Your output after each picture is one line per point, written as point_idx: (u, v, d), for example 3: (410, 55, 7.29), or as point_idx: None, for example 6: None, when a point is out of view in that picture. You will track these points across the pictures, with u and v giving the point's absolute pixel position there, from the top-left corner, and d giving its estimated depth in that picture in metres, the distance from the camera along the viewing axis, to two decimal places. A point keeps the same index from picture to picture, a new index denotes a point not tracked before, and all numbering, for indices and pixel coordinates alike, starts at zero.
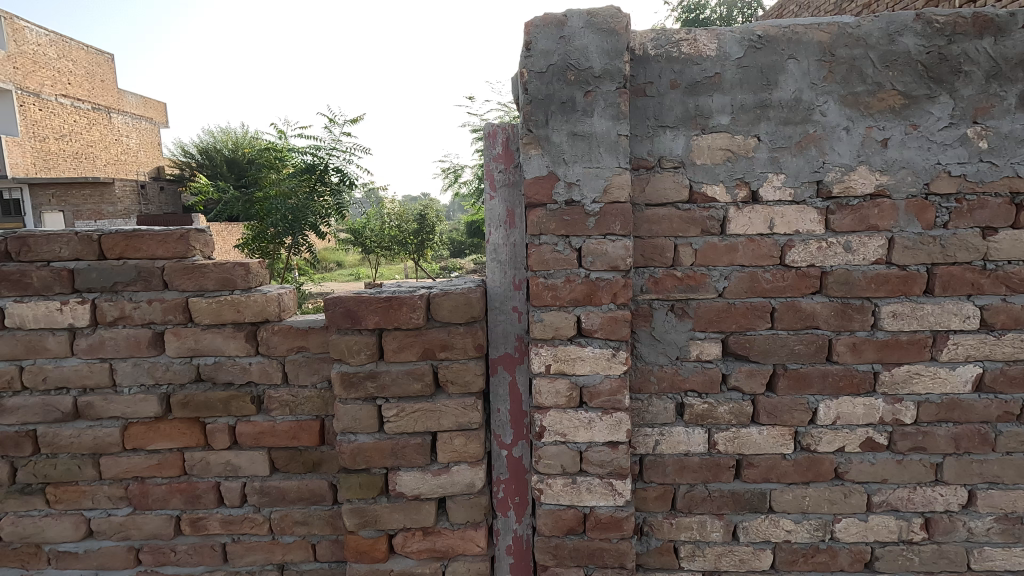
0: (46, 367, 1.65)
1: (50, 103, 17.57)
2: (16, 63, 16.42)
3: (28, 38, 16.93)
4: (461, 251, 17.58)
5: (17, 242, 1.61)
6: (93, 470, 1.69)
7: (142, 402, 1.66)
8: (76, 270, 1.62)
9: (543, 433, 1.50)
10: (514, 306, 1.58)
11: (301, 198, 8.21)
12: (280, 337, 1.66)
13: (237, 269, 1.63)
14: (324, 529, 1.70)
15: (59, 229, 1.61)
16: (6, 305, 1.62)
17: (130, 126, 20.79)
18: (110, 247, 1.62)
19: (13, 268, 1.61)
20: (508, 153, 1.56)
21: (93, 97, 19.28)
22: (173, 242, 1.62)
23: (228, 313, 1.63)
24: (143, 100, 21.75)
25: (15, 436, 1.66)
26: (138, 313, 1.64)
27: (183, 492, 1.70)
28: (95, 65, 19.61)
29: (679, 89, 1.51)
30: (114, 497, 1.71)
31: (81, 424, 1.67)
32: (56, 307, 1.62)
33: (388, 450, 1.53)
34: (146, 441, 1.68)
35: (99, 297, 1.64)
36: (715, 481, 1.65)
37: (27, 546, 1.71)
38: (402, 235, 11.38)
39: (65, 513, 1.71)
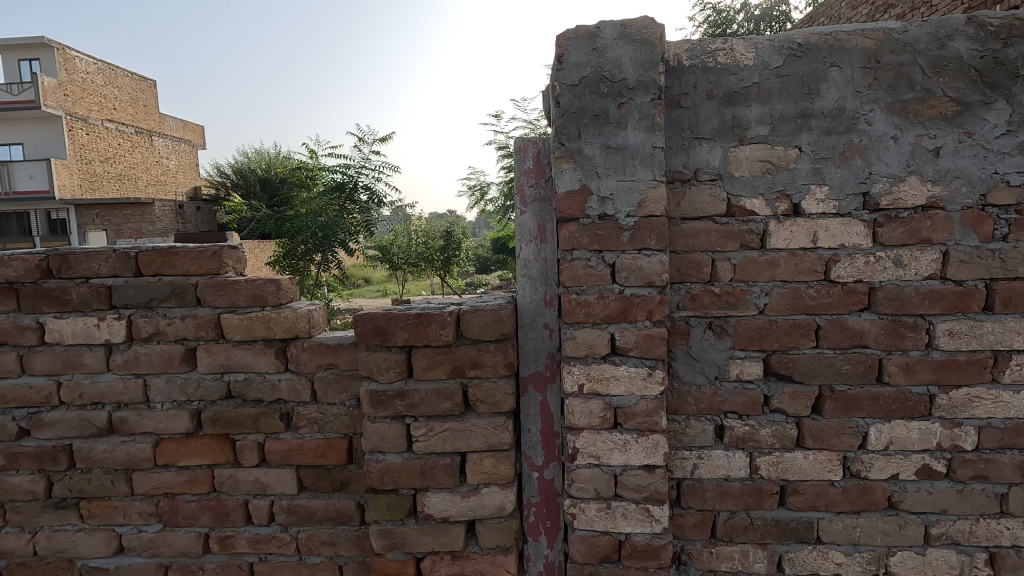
0: (83, 383, 1.67)
1: (97, 128, 18.39)
2: (66, 91, 17.24)
3: (78, 66, 17.76)
4: (487, 267, 17.73)
5: (58, 260, 1.65)
6: (125, 485, 1.70)
7: (174, 418, 1.67)
8: (113, 286, 1.65)
9: (575, 455, 1.45)
10: (545, 323, 1.54)
11: (332, 215, 8.38)
12: (310, 354, 1.65)
13: (268, 286, 1.63)
14: (351, 550, 1.66)
15: (98, 246, 1.65)
16: (46, 322, 1.66)
17: (170, 148, 21.67)
18: (147, 264, 1.64)
19: (54, 284, 1.65)
20: (539, 168, 1.53)
21: (136, 121, 20.12)
22: (206, 258, 1.64)
23: (259, 329, 1.63)
24: (182, 124, 22.67)
25: (53, 450, 1.69)
26: (172, 329, 1.65)
27: (212, 509, 1.69)
28: (139, 91, 20.52)
29: (715, 100, 1.47)
30: (145, 513, 1.71)
31: (115, 439, 1.69)
32: (94, 323, 1.65)
33: (417, 471, 1.49)
34: (177, 457, 1.68)
35: (135, 313, 1.66)
36: (758, 508, 1.56)
37: (61, 561, 1.73)
38: (428, 252, 11.41)
39: (97, 529, 1.71)
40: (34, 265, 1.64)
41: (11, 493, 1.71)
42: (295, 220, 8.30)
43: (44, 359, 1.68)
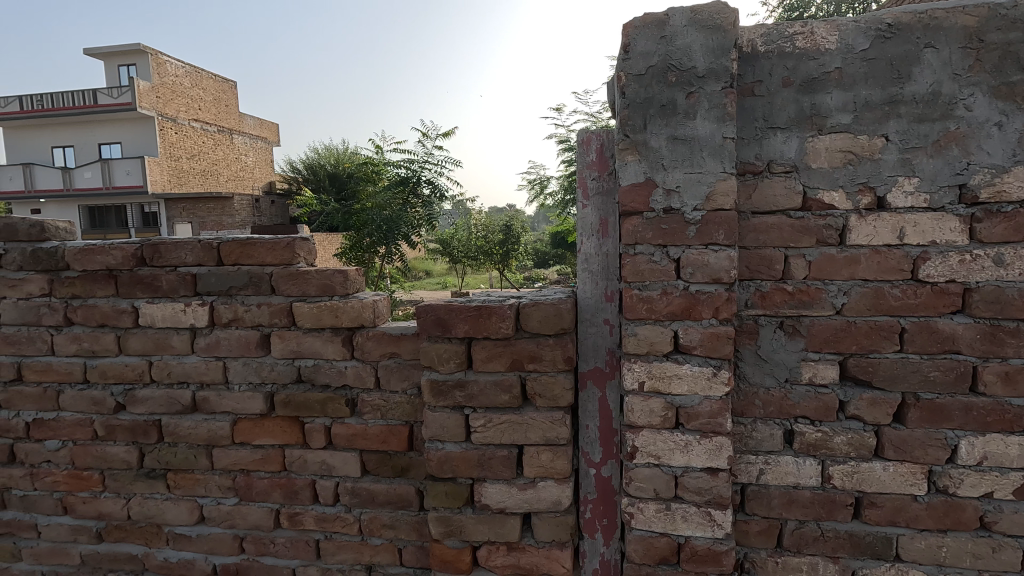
0: (171, 363, 1.81)
1: (185, 127, 19.77)
2: (159, 93, 18.63)
3: (169, 70, 19.15)
4: (545, 261, 17.72)
5: (151, 249, 1.79)
6: (206, 460, 1.83)
7: (249, 399, 1.77)
8: (198, 274, 1.77)
9: (634, 454, 1.42)
10: (606, 318, 1.51)
11: (395, 209, 8.61)
12: (374, 343, 1.70)
13: (337, 276, 1.69)
14: (410, 534, 1.71)
15: (186, 237, 1.78)
16: (141, 306, 1.81)
17: (248, 145, 23.01)
18: (228, 253, 1.75)
19: (147, 272, 1.80)
20: (602, 160, 1.50)
21: (219, 120, 21.47)
22: (281, 249, 1.72)
23: (328, 318, 1.70)
24: (260, 122, 23.99)
25: (145, 424, 1.84)
26: (249, 315, 1.75)
27: (282, 487, 1.79)
28: (222, 92, 21.88)
29: (792, 87, 1.39)
30: (223, 487, 1.83)
31: (198, 417, 1.82)
32: (181, 308, 1.78)
33: (475, 461, 1.51)
34: (252, 436, 1.79)
35: (217, 300, 1.77)
36: (830, 519, 1.48)
37: (151, 525, 1.88)
38: (488, 246, 11.51)
39: (182, 498, 1.86)
40: (131, 253, 1.79)
41: (110, 461, 1.88)
42: (361, 214, 8.62)
43: (138, 341, 1.83)
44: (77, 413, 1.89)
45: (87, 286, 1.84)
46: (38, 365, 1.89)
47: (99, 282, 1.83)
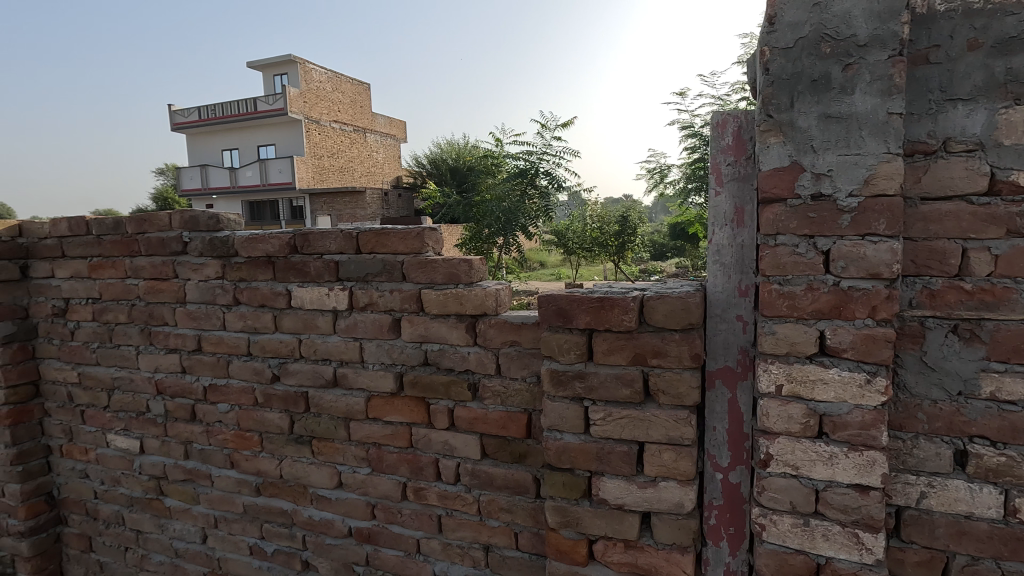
0: (317, 341, 2.00)
1: (327, 128, 21.74)
2: (306, 98, 20.68)
3: (315, 77, 21.16)
4: (662, 254, 17.10)
5: (301, 238, 1.98)
6: (344, 431, 2.00)
7: (382, 378, 1.91)
8: (340, 261, 1.93)
9: (768, 462, 1.32)
10: (739, 314, 1.41)
11: (514, 200, 8.75)
12: (496, 330, 1.74)
13: (462, 265, 1.75)
14: (526, 520, 1.74)
15: (330, 227, 1.95)
16: (293, 289, 2.01)
17: (379, 143, 24.77)
18: (365, 243, 1.89)
19: (298, 259, 2.00)
20: (739, 144, 1.39)
21: (355, 120, 23.33)
22: (412, 238, 1.82)
23: (453, 305, 1.77)
24: (390, 121, 25.70)
25: (295, 394, 2.05)
26: (383, 300, 1.88)
27: (409, 462, 1.90)
28: (358, 94, 23.73)
29: (980, 50, 1.19)
30: (358, 457, 1.99)
31: (338, 391, 1.99)
32: (325, 292, 1.96)
33: (594, 454, 1.49)
34: (384, 413, 1.92)
35: (355, 285, 1.92)
36: (1011, 559, 1.26)
37: (298, 485, 2.11)
38: (603, 237, 11.30)
39: (324, 464, 2.05)
40: (285, 242, 2.00)
41: (267, 425, 2.14)
42: (482, 205, 8.88)
43: (290, 320, 2.04)
44: (242, 381, 2.16)
45: (251, 271, 2.09)
46: (213, 338, 2.19)
47: (260, 267, 2.07)
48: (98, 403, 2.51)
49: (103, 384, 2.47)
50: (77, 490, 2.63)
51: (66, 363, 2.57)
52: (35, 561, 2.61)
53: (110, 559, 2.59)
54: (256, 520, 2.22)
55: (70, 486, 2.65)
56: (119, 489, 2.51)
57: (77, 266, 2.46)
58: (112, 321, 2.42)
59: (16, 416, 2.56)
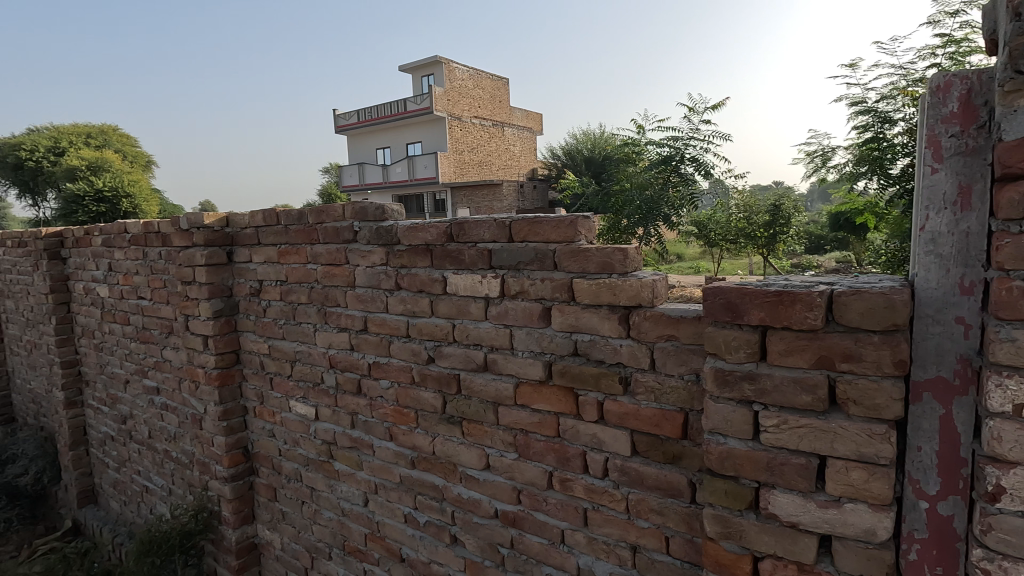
0: (470, 326, 2.07)
1: (468, 124, 22.78)
2: (450, 97, 21.86)
3: (458, 76, 22.29)
4: (819, 247, 15.43)
5: (458, 227, 2.07)
6: (493, 415, 2.05)
7: (531, 366, 1.91)
8: (493, 249, 1.98)
9: (997, 496, 1.09)
10: (959, 316, 1.18)
11: (656, 189, 8.56)
12: (651, 323, 1.65)
13: (617, 254, 1.69)
14: (679, 525, 1.65)
15: (484, 216, 2.00)
16: (448, 275, 2.11)
17: (516, 136, 25.44)
18: (518, 231, 1.91)
19: (454, 247, 2.08)
20: (968, 111, 1.15)
21: (494, 115, 24.14)
22: (565, 227, 1.80)
23: (606, 295, 1.72)
24: (527, 114, 26.21)
25: (448, 376, 2.15)
26: (534, 289, 1.88)
27: (556, 452, 1.90)
28: (497, 90, 24.52)
29: None
30: (505, 442, 2.04)
31: (488, 376, 2.04)
32: (479, 279, 2.02)
33: (763, 464, 1.35)
34: (532, 400, 1.93)
35: (507, 273, 1.95)
36: None
37: (449, 462, 2.22)
38: (751, 228, 10.27)
39: (473, 445, 2.13)
40: (443, 230, 2.10)
41: (422, 404, 2.27)
42: (622, 195, 8.93)
43: (445, 305, 2.14)
44: (401, 361, 2.32)
45: (411, 258, 2.23)
46: (377, 319, 2.38)
47: (419, 255, 2.20)
48: (283, 372, 2.86)
49: (287, 357, 2.81)
50: (265, 446, 3.04)
51: (260, 337, 2.97)
52: (235, 502, 3.08)
53: (290, 509, 2.96)
54: (410, 491, 2.38)
55: (261, 442, 3.07)
56: (298, 449, 2.85)
57: (269, 252, 2.82)
58: (295, 301, 2.74)
59: (224, 378, 3.03)
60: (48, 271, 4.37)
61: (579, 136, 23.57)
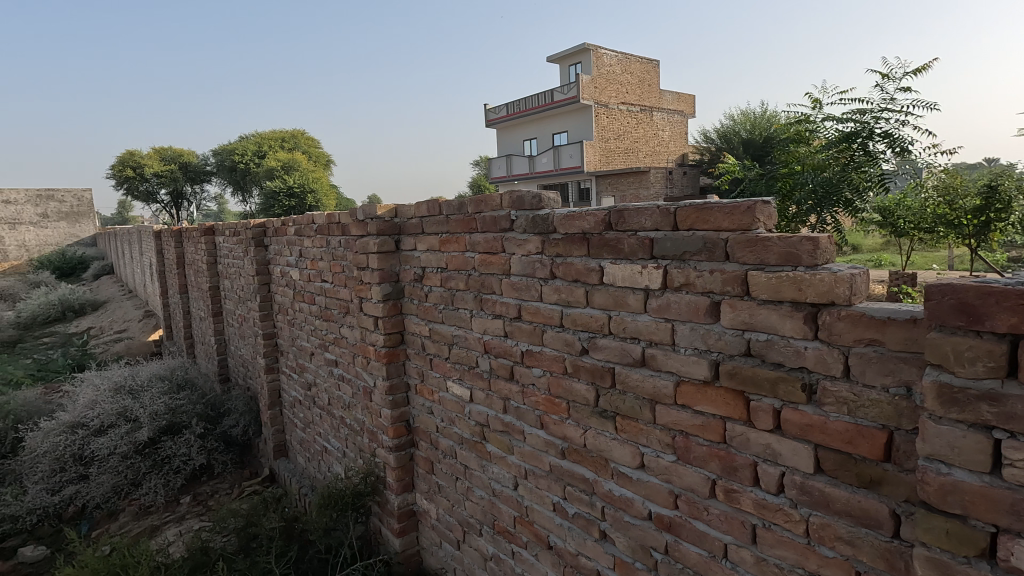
0: (627, 319, 1.98)
1: (615, 111, 22.31)
2: (597, 84, 21.58)
3: (606, 62, 21.91)
4: None
5: (617, 215, 1.99)
6: (649, 413, 1.95)
7: (694, 365, 1.77)
8: (655, 238, 1.87)
9: None
10: None
11: (835, 170, 7.63)
12: (847, 324, 1.41)
13: (804, 244, 1.48)
14: (875, 561, 1.41)
15: (646, 203, 1.90)
16: (605, 265, 2.04)
17: (666, 120, 24.39)
18: (684, 219, 1.78)
19: (612, 236, 2.01)
20: None
21: (643, 99, 23.35)
22: (740, 214, 1.63)
23: (788, 290, 1.52)
24: (678, 96, 24.91)
25: (603, 369, 2.09)
26: (701, 281, 1.74)
27: (720, 459, 1.74)
28: (647, 73, 23.63)
29: None
30: (663, 442, 1.92)
31: (645, 372, 1.94)
32: (638, 270, 1.92)
33: (1005, 505, 1.09)
34: (695, 401, 1.79)
35: (670, 264, 1.83)
36: None
37: (601, 457, 2.16)
38: (954, 215, 8.52)
39: (626, 442, 2.05)
40: (601, 219, 2.04)
41: (574, 395, 2.24)
42: (794, 176, 7.90)
43: (601, 296, 2.08)
44: (554, 350, 2.31)
45: (567, 247, 2.20)
46: (531, 308, 2.39)
47: (576, 244, 2.16)
48: (441, 354, 3.03)
49: (446, 340, 2.97)
50: (425, 422, 3.26)
51: (422, 320, 3.18)
52: (398, 471, 3.35)
53: (445, 483, 3.15)
54: (560, 481, 2.38)
55: (420, 418, 3.29)
56: (453, 428, 3.01)
57: (432, 240, 2.99)
58: (453, 287, 2.87)
59: (390, 356, 3.29)
60: (255, 256, 5.15)
61: (737, 117, 21.84)
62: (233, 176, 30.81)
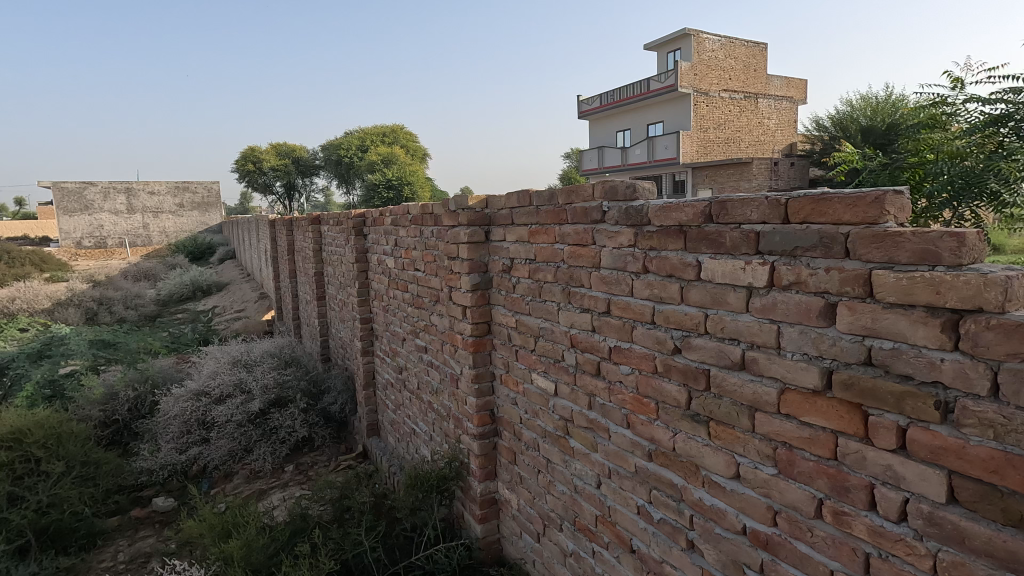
0: (726, 318, 1.85)
1: (716, 99, 21.23)
2: (697, 71, 20.66)
3: (707, 47, 20.95)
4: None
5: (719, 206, 1.86)
6: (748, 421, 1.81)
7: (803, 371, 1.61)
8: (761, 232, 1.72)
9: None
10: None
11: (979, 159, 6.75)
12: (998, 336, 1.21)
13: (946, 240, 1.29)
14: None
15: (752, 194, 1.75)
16: (703, 260, 1.91)
17: (772, 108, 22.93)
18: (797, 211, 1.62)
19: (713, 229, 1.88)
20: None
21: (747, 86, 22.11)
22: (865, 205, 1.45)
23: (923, 293, 1.33)
24: (787, 81, 23.25)
25: (697, 370, 1.97)
26: (814, 280, 1.57)
27: (830, 477, 1.57)
28: (752, 57, 22.29)
29: None
30: (762, 453, 1.78)
31: (745, 376, 1.80)
32: (740, 266, 1.78)
33: None
34: (801, 411, 1.63)
35: (779, 260, 1.67)
36: None
37: (691, 463, 2.05)
38: None
39: (720, 450, 1.92)
40: (701, 211, 1.92)
41: (664, 396, 2.13)
42: (927, 167, 7.13)
43: (697, 293, 1.95)
44: (643, 348, 2.21)
45: (662, 240, 2.09)
46: (621, 303, 2.31)
47: (671, 237, 2.04)
48: (527, 346, 3.02)
49: (532, 332, 2.95)
50: (509, 413, 3.27)
51: (509, 311, 3.18)
52: (481, 459, 3.40)
53: (527, 475, 3.15)
54: (645, 484, 2.28)
55: (505, 408, 3.31)
56: (537, 420, 2.99)
57: (521, 231, 2.98)
58: (541, 279, 2.84)
59: (477, 346, 3.34)
60: (355, 245, 5.44)
61: (856, 102, 19.99)
62: (339, 169, 32.87)
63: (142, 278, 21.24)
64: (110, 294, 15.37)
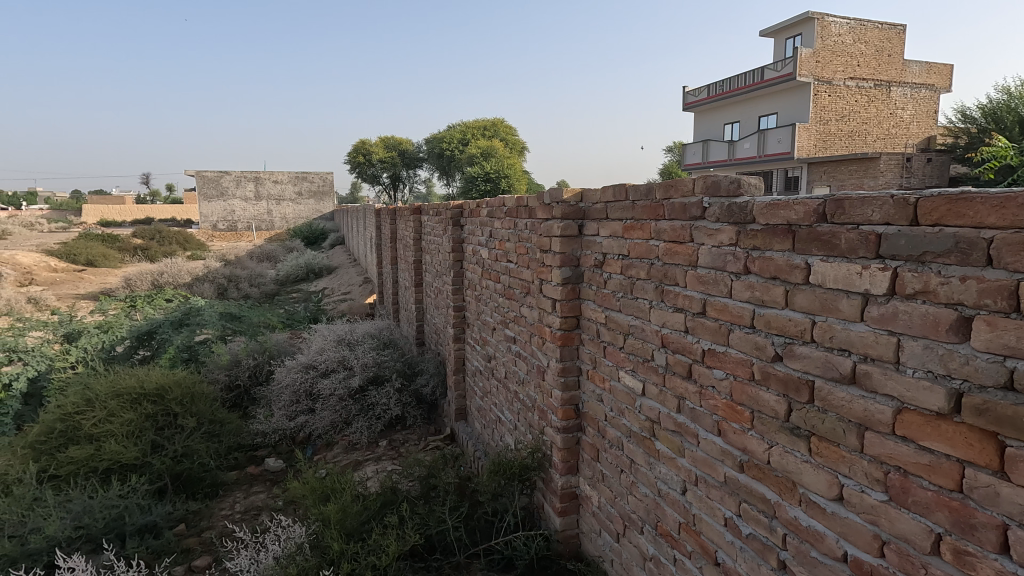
0: (835, 326, 1.70)
1: (840, 88, 19.56)
2: (819, 58, 19.12)
3: (832, 32, 19.31)
4: None
5: (834, 205, 1.71)
6: (856, 440, 1.66)
7: (926, 391, 1.45)
8: (883, 234, 1.56)
9: None
10: None
11: None
12: None
13: None
14: None
15: (875, 192, 1.59)
16: (813, 263, 1.77)
17: (907, 97, 20.73)
18: (928, 212, 1.45)
19: (826, 229, 1.73)
20: None
21: (877, 73, 20.27)
22: (1014, 207, 1.27)
23: None
24: (927, 66, 20.91)
25: (799, 381, 1.84)
26: (946, 289, 1.41)
27: (951, 511, 1.41)
28: None
29: None
30: (871, 477, 1.62)
31: (855, 391, 1.65)
32: (856, 271, 1.63)
33: None
34: (921, 435, 1.47)
35: (903, 266, 1.51)
36: None
37: (787, 479, 1.92)
38: None
39: (822, 468, 1.78)
40: (813, 209, 1.78)
41: (761, 405, 2.01)
42: None
43: (804, 297, 1.81)
44: (740, 352, 2.10)
45: (768, 239, 1.96)
46: (717, 304, 2.20)
47: (778, 236, 1.91)
48: (616, 343, 2.97)
49: (622, 329, 2.90)
50: (594, 408, 3.24)
51: (599, 306, 3.14)
52: (563, 452, 3.41)
53: (609, 473, 3.11)
54: (735, 495, 2.17)
55: (590, 404, 3.29)
56: (623, 419, 2.94)
57: (615, 226, 2.93)
58: (634, 276, 2.78)
59: (565, 339, 3.34)
60: (452, 235, 5.64)
61: (1013, 89, 17.51)
62: (440, 161, 34.13)
63: (265, 259, 23.50)
64: (237, 273, 17.12)
